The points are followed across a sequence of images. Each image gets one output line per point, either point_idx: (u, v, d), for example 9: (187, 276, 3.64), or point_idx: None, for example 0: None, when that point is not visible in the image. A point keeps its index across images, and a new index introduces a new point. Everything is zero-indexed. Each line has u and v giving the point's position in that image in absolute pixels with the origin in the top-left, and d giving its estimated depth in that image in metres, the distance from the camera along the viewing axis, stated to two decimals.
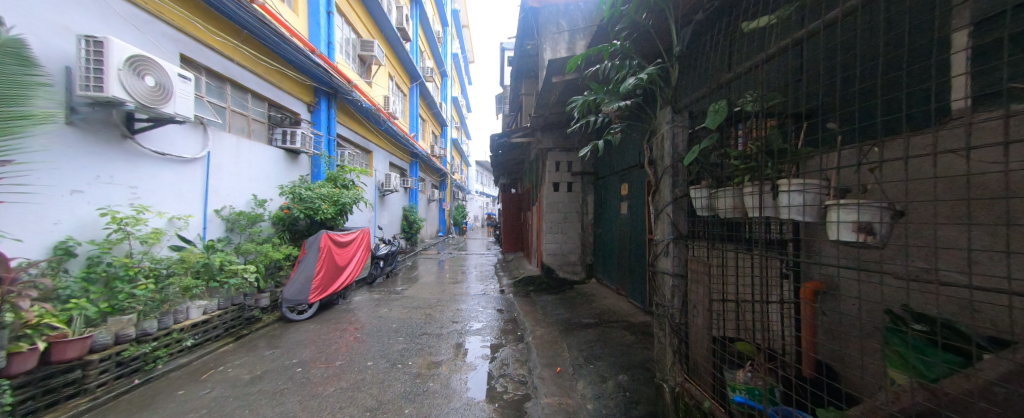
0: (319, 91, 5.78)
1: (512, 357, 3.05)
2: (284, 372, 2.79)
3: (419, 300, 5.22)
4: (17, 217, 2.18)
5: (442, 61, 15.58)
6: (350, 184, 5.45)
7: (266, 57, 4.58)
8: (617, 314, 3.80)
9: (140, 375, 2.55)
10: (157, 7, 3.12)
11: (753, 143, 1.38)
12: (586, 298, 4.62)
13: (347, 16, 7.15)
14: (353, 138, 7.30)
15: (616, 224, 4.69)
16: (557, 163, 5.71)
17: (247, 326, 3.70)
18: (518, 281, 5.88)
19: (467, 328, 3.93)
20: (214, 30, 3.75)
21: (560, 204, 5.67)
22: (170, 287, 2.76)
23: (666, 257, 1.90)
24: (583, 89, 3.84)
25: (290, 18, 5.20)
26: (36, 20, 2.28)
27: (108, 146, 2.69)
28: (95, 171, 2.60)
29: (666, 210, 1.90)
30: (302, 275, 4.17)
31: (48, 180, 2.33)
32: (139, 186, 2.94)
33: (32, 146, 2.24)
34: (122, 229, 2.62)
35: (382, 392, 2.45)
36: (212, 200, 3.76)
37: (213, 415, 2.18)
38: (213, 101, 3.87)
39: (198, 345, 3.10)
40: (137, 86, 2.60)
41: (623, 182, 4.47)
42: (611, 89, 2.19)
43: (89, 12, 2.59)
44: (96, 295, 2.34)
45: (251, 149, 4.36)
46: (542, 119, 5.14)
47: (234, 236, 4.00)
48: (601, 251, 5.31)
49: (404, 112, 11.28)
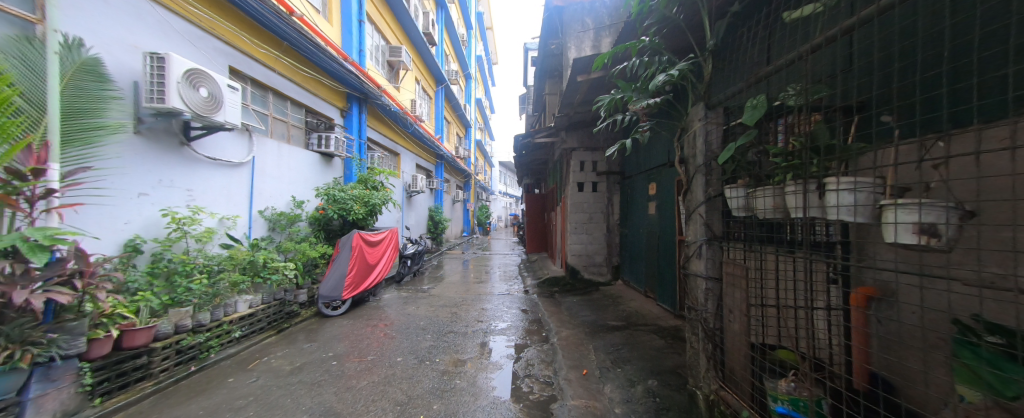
0: (352, 97, 6.03)
1: (538, 358, 3.05)
2: (321, 364, 2.94)
3: (445, 298, 5.33)
4: (96, 218, 2.42)
5: (467, 64, 15.83)
6: (379, 185, 5.72)
7: (304, 66, 4.84)
8: (645, 318, 3.70)
9: (196, 362, 2.78)
10: (209, 23, 3.38)
11: (797, 139, 1.30)
12: (612, 299, 4.53)
13: (377, 24, 7.43)
14: (382, 141, 7.58)
15: (644, 225, 4.57)
16: (582, 163, 5.65)
17: (287, 320, 3.94)
18: (542, 282, 5.86)
19: (492, 327, 3.97)
20: (258, 43, 4.01)
21: (585, 205, 5.59)
22: (221, 282, 2.99)
23: (699, 259, 1.84)
24: (609, 87, 3.77)
25: (325, 29, 5.47)
26: (110, 41, 2.54)
27: (169, 153, 2.95)
28: (158, 176, 2.86)
29: (698, 210, 1.84)
30: (336, 273, 4.38)
31: (120, 185, 2.59)
32: (194, 188, 3.21)
33: (107, 154, 2.49)
34: (180, 228, 2.87)
35: (411, 388, 2.52)
36: (257, 202, 4.03)
37: (260, 401, 2.34)
38: (257, 110, 4.15)
39: (245, 336, 3.34)
40: (194, 97, 2.85)
41: (651, 181, 4.35)
42: (639, 86, 2.13)
43: (152, 31, 2.85)
44: (159, 289, 2.57)
45: (290, 153, 4.63)
46: (567, 119, 5.09)
47: (276, 235, 4.27)
48: (628, 252, 5.19)
49: (430, 115, 11.54)
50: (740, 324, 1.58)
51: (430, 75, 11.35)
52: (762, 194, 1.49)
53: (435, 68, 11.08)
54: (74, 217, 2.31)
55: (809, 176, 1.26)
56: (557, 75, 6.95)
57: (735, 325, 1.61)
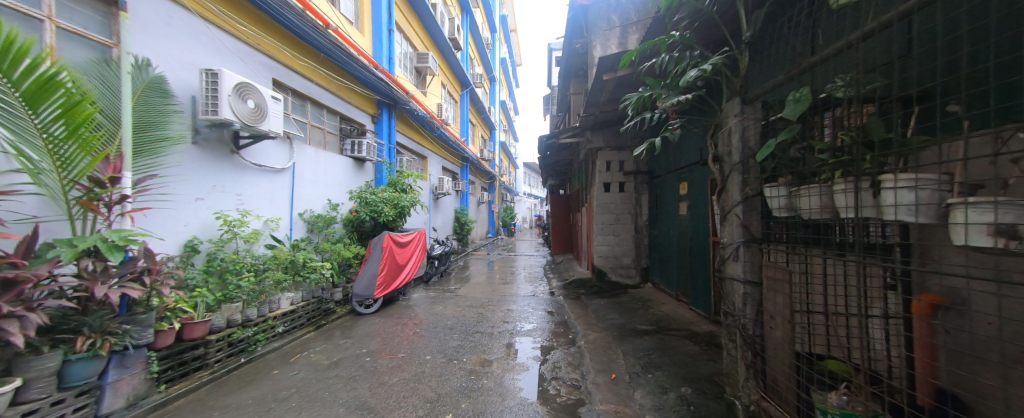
0: (382, 103, 6.27)
1: (564, 360, 3.02)
2: (356, 360, 3.08)
3: (472, 299, 5.40)
4: (162, 221, 2.67)
5: (491, 67, 16.03)
6: (408, 188, 5.92)
7: (339, 76, 5.09)
8: (678, 322, 3.56)
9: (245, 354, 3.00)
10: (255, 39, 3.65)
11: (846, 134, 1.21)
12: (641, 303, 4.40)
13: (405, 32, 7.69)
14: (410, 145, 7.82)
15: (675, 226, 4.41)
16: (608, 162, 5.54)
17: (324, 316, 4.16)
18: (568, 284, 5.81)
19: (518, 328, 3.98)
20: (298, 55, 4.28)
21: (612, 205, 5.48)
22: (266, 280, 3.20)
23: (735, 262, 1.76)
24: (636, 84, 3.67)
25: (357, 39, 5.73)
26: (172, 60, 2.81)
27: (221, 161, 3.21)
28: (212, 182, 3.11)
29: (735, 211, 1.75)
30: (368, 273, 4.56)
31: (181, 190, 2.84)
32: (243, 193, 3.47)
33: (170, 163, 2.75)
34: (232, 230, 3.12)
35: (440, 386, 2.58)
36: (297, 205, 4.30)
37: (301, 393, 2.48)
38: (297, 118, 4.41)
39: (287, 331, 3.56)
40: (243, 109, 3.08)
41: (682, 180, 4.19)
42: (669, 83, 2.05)
43: (207, 49, 3.12)
44: (214, 285, 2.80)
45: (327, 159, 4.88)
46: (592, 118, 5.00)
47: (314, 236, 4.52)
48: (657, 254, 5.03)
49: (455, 118, 11.75)
50: (783, 331, 1.49)
51: (455, 79, 11.57)
52: (807, 193, 1.41)
53: (460, 72, 11.29)
54: (144, 220, 2.56)
55: (861, 173, 1.17)
56: (582, 74, 6.88)
57: (778, 333, 1.52)
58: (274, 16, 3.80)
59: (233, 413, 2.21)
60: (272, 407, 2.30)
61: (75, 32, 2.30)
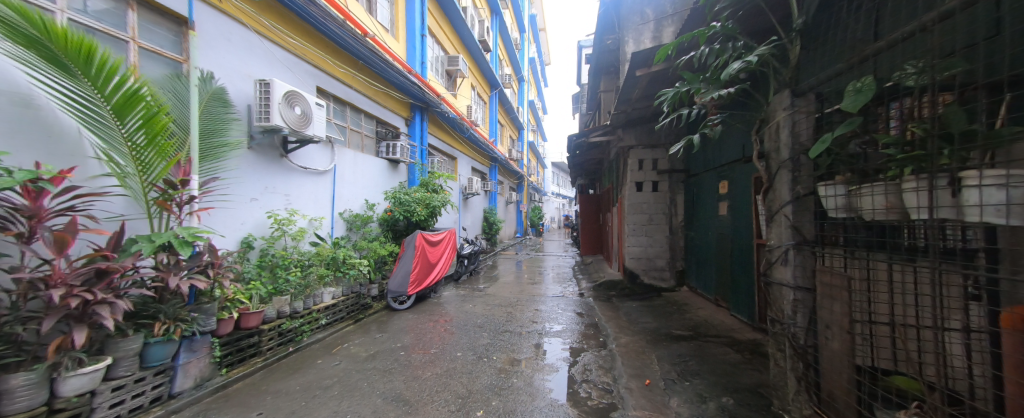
0: (415, 106, 6.48)
1: (595, 363, 2.97)
2: (391, 353, 3.21)
3: (501, 298, 5.45)
4: (223, 220, 2.93)
5: (520, 68, 16.09)
6: (439, 188, 6.08)
7: (376, 81, 5.33)
8: (717, 328, 3.38)
9: (293, 344, 3.23)
10: (301, 50, 3.91)
11: (917, 126, 1.09)
12: (677, 307, 4.23)
13: (437, 36, 7.90)
14: (441, 146, 8.03)
15: (714, 227, 4.19)
16: (641, 161, 5.38)
17: (362, 311, 4.38)
18: (598, 286, 5.69)
19: (547, 329, 3.96)
20: (339, 64, 4.53)
21: (645, 205, 5.31)
22: (311, 275, 3.42)
23: (784, 266, 1.65)
24: (671, 79, 3.53)
25: (392, 45, 5.97)
26: (232, 72, 3.07)
27: (272, 164, 3.47)
28: (264, 183, 3.37)
29: (784, 211, 1.64)
30: (402, 270, 4.73)
31: (239, 191, 3.11)
32: (291, 194, 3.73)
33: (229, 166, 3.01)
34: (281, 228, 3.36)
35: (470, 383, 2.63)
36: (338, 205, 4.56)
37: (342, 382, 2.63)
38: (338, 123, 4.67)
39: (329, 323, 3.78)
40: (291, 115, 3.31)
41: (722, 179, 3.98)
42: (709, 76, 1.94)
43: (261, 61, 3.38)
44: (266, 279, 3.03)
45: (364, 161, 5.13)
46: (624, 116, 4.87)
47: (353, 234, 4.77)
48: (694, 256, 4.80)
49: (485, 119, 11.90)
50: (841, 342, 1.38)
51: (485, 80, 11.72)
52: (870, 192, 1.31)
53: (490, 73, 11.41)
54: (209, 218, 2.83)
55: (936, 170, 1.06)
56: (613, 71, 6.73)
57: (834, 343, 1.41)
58: (318, 27, 4.05)
59: (283, 398, 2.38)
60: (317, 394, 2.45)
61: (153, 50, 2.59)
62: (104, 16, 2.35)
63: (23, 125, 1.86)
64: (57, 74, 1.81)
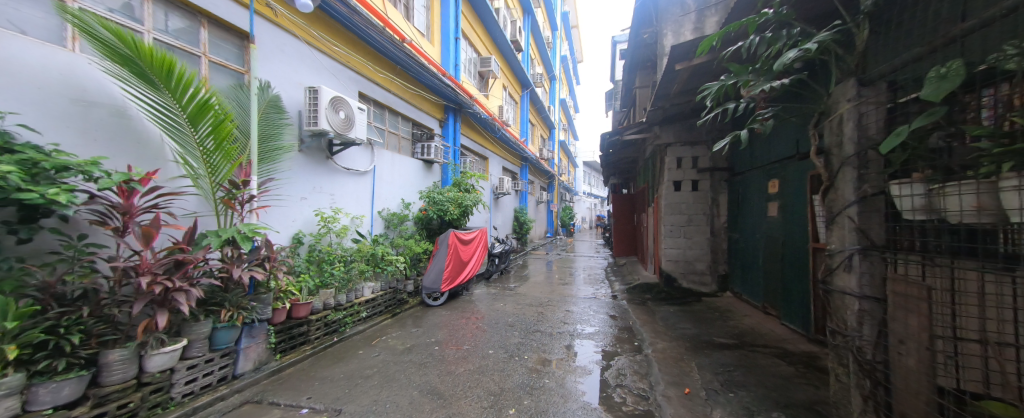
0: (448, 108, 6.65)
1: (630, 368, 2.87)
2: (426, 348, 3.32)
3: (531, 298, 5.46)
4: (278, 217, 3.18)
5: (552, 67, 15.98)
6: (471, 188, 6.20)
7: (412, 85, 5.52)
8: (766, 338, 3.14)
9: (337, 334, 3.44)
10: (345, 58, 4.14)
11: (1020, 114, 0.95)
12: (719, 313, 3.99)
13: (470, 39, 8.05)
14: (473, 146, 8.17)
15: (762, 229, 3.91)
16: (679, 159, 5.14)
17: (398, 305, 4.56)
18: (633, 288, 5.51)
19: (579, 331, 3.89)
20: (378, 69, 4.74)
21: (683, 206, 5.07)
22: (353, 269, 3.63)
23: (847, 273, 1.53)
24: (714, 72, 3.33)
25: (427, 49, 6.15)
26: (285, 81, 3.32)
27: (319, 165, 3.71)
28: (312, 184, 3.62)
29: (847, 212, 1.48)
30: (436, 267, 4.87)
31: (291, 191, 3.36)
32: (335, 193, 3.97)
33: (282, 168, 3.26)
34: (327, 225, 3.59)
35: (503, 380, 2.65)
36: (377, 204, 4.79)
37: (381, 373, 2.76)
38: (377, 126, 4.89)
39: (369, 316, 3.99)
40: (336, 119, 3.52)
41: (772, 177, 3.70)
42: (758, 67, 1.80)
43: (310, 69, 3.62)
44: (314, 273, 3.26)
45: (401, 162, 5.33)
46: (662, 112, 4.67)
47: (390, 232, 4.99)
48: (739, 260, 4.51)
49: (516, 119, 11.95)
50: (918, 359, 1.23)
51: (516, 80, 11.74)
52: (957, 190, 1.18)
53: (521, 73, 11.42)
54: (266, 215, 3.09)
55: None
56: (649, 66, 6.49)
57: (909, 360, 1.26)
58: (360, 36, 4.27)
59: (329, 385, 2.54)
60: (359, 383, 2.59)
61: (220, 63, 2.87)
62: (182, 34, 2.62)
63: (117, 133, 2.13)
64: (145, 87, 2.07)
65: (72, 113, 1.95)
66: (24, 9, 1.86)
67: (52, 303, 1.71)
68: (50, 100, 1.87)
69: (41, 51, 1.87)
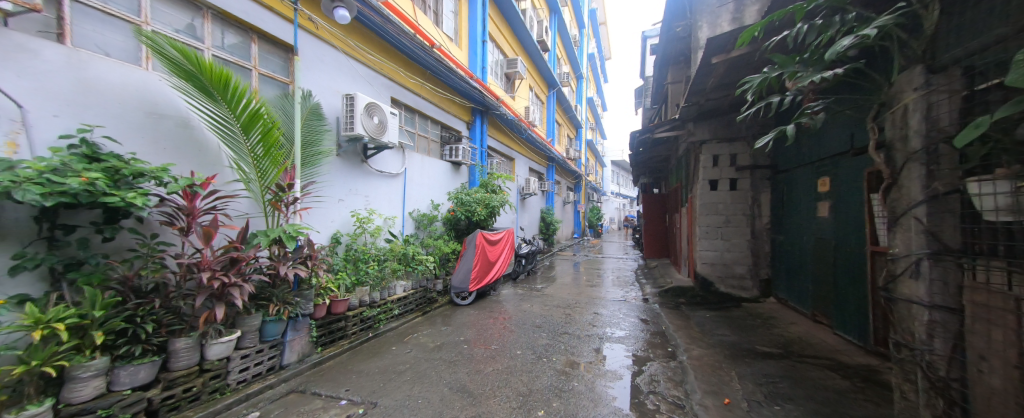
0: (476, 110, 6.74)
1: (664, 375, 2.77)
2: (456, 346, 3.38)
3: (559, 299, 5.41)
4: (318, 218, 3.37)
5: (579, 65, 15.77)
6: (498, 189, 6.26)
7: (441, 88, 5.65)
8: (816, 349, 2.91)
9: (371, 330, 3.58)
10: (378, 65, 4.31)
11: None
12: (762, 320, 3.75)
13: (497, 41, 8.12)
14: (500, 147, 8.23)
15: (811, 231, 3.63)
16: (716, 157, 4.88)
17: (429, 304, 4.68)
18: (665, 291, 5.31)
19: (609, 334, 3.80)
20: (409, 74, 4.89)
21: (720, 206, 4.82)
22: (386, 268, 3.77)
23: (915, 281, 1.36)
24: (755, 64, 3.14)
25: (455, 53, 6.28)
26: (324, 89, 3.51)
27: (355, 168, 3.89)
28: (348, 186, 3.80)
29: (915, 213, 1.34)
30: (464, 267, 4.95)
31: (329, 193, 3.54)
32: (370, 195, 4.14)
33: (322, 172, 3.45)
34: (363, 225, 3.76)
35: (531, 381, 2.65)
36: (408, 205, 4.94)
37: (413, 369, 2.84)
38: (408, 130, 5.06)
39: (401, 313, 4.12)
40: (371, 124, 3.67)
41: (822, 175, 3.43)
42: (806, 57, 1.67)
43: (346, 77, 3.80)
44: (351, 271, 3.42)
45: (431, 164, 5.48)
46: (697, 108, 4.47)
47: (420, 232, 5.13)
48: (783, 264, 4.21)
49: (542, 119, 11.91)
50: None
51: (543, 80, 11.70)
52: None
53: (548, 73, 11.35)
54: (308, 216, 3.28)
55: None
56: (683, 60, 6.24)
57: None
58: (392, 43, 4.43)
59: (365, 378, 2.65)
60: (392, 377, 2.68)
61: (268, 75, 3.09)
62: (236, 50, 2.85)
63: (182, 142, 2.35)
64: (205, 100, 2.27)
65: (147, 124, 2.18)
66: (108, 33, 2.12)
67: (131, 295, 1.91)
68: (128, 114, 2.10)
69: (122, 70, 2.10)
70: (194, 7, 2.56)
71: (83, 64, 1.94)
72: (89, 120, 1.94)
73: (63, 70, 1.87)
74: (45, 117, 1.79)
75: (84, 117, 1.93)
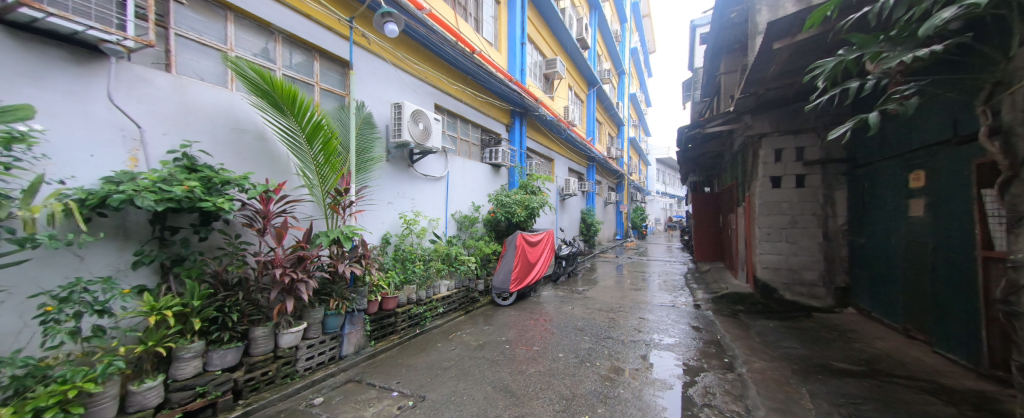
0: (515, 112, 6.80)
1: (720, 387, 2.56)
2: (498, 346, 3.42)
3: (601, 302, 5.26)
4: (370, 219, 3.62)
5: (621, 61, 15.26)
6: (537, 190, 6.26)
7: (481, 93, 5.78)
8: (910, 369, 2.53)
9: (418, 327, 3.75)
10: (423, 73, 4.51)
11: None
12: (837, 333, 3.34)
13: (535, 42, 8.12)
14: (539, 148, 8.22)
15: (900, 232, 3.16)
16: (778, 151, 4.46)
17: (471, 303, 4.79)
18: (719, 298, 4.93)
19: (657, 341, 3.62)
20: (452, 81, 5.07)
21: (786, 205, 4.40)
22: (431, 268, 3.94)
23: None
24: (827, 46, 2.81)
25: (495, 57, 6.40)
26: (375, 100, 3.75)
27: (402, 173, 4.12)
28: (397, 189, 4.02)
29: None
30: (505, 268, 5.01)
31: (379, 196, 3.78)
32: (416, 198, 4.35)
33: (374, 177, 3.69)
34: (410, 227, 3.96)
35: (574, 385, 2.60)
36: (451, 207, 5.12)
37: (457, 366, 2.93)
38: (450, 135, 5.24)
39: (446, 312, 4.27)
40: (416, 130, 3.86)
41: (915, 168, 2.98)
42: (894, 35, 1.47)
43: (394, 87, 4.03)
44: (400, 270, 3.62)
45: (471, 167, 5.63)
46: (755, 99, 4.10)
47: (462, 233, 5.28)
48: (865, 271, 3.72)
49: (581, 118, 11.70)
50: None
51: (582, 79, 11.50)
52: None
53: (588, 72, 11.14)
54: (362, 218, 3.53)
55: None
56: (737, 47, 5.77)
57: None
58: (435, 51, 4.62)
59: (414, 372, 2.78)
60: (438, 373, 2.79)
61: (328, 89, 3.38)
62: (301, 68, 3.15)
63: (259, 153, 2.65)
64: (277, 115, 2.53)
65: (232, 138, 2.49)
66: (203, 61, 2.46)
67: (220, 288, 2.19)
68: (218, 130, 2.41)
69: (213, 92, 2.42)
70: (267, 33, 2.88)
71: (185, 89, 2.27)
72: (189, 137, 2.26)
73: (170, 94, 2.19)
74: (157, 135, 2.11)
75: (185, 133, 2.25)
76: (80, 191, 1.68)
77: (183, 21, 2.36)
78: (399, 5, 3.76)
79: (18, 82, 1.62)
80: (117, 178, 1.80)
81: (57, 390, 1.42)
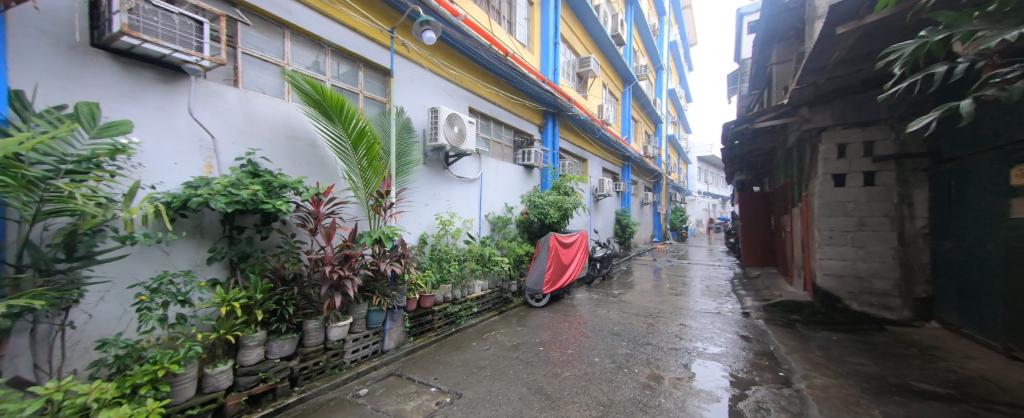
0: (548, 113, 6.76)
1: (775, 403, 2.36)
2: (532, 347, 3.41)
3: (638, 307, 5.07)
4: (409, 220, 3.77)
5: (659, 56, 14.67)
6: (570, 191, 6.21)
7: (514, 94, 5.81)
8: (1015, 395, 2.17)
9: (454, 325, 3.83)
10: (458, 78, 4.62)
11: None
12: (917, 349, 2.95)
13: (569, 41, 8.03)
14: (572, 148, 8.10)
15: (1000, 237, 2.73)
16: (842, 146, 4.04)
17: (504, 304, 4.83)
18: (771, 306, 4.56)
19: (701, 349, 3.41)
20: (485, 84, 5.15)
21: (850, 206, 3.97)
22: (465, 267, 4.03)
23: None
24: (904, 27, 2.50)
25: (528, 59, 6.41)
26: (413, 105, 3.90)
27: (439, 175, 4.25)
28: (433, 191, 4.15)
29: None
30: (538, 269, 4.99)
31: (417, 198, 3.92)
32: (451, 199, 4.47)
33: (412, 179, 3.84)
34: (445, 227, 4.07)
35: (612, 392, 2.52)
36: (485, 208, 5.20)
37: (492, 366, 2.95)
38: (484, 137, 5.32)
39: (480, 311, 4.33)
40: (451, 133, 3.95)
41: (1019, 163, 2.56)
42: (993, 10, 1.27)
43: (431, 92, 4.16)
44: (436, 269, 3.73)
45: (504, 168, 5.67)
46: (813, 90, 3.75)
47: (496, 234, 5.33)
48: (954, 280, 3.25)
49: (616, 117, 11.39)
50: None
51: (617, 76, 11.18)
52: None
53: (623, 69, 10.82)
54: (401, 219, 3.69)
55: None
56: (790, 35, 5.34)
57: None
58: (470, 56, 4.71)
59: (451, 370, 2.84)
60: (474, 372, 2.83)
61: (371, 97, 3.57)
62: (347, 77, 3.35)
63: (311, 159, 2.86)
64: (326, 122, 2.71)
65: (288, 145, 2.70)
66: (264, 76, 2.70)
67: (279, 283, 2.38)
68: (276, 138, 2.64)
69: (273, 103, 2.64)
70: (319, 47, 3.10)
71: (250, 101, 2.50)
72: (253, 145, 2.49)
73: (237, 107, 2.42)
74: (227, 145, 2.35)
75: (250, 142, 2.48)
76: (168, 195, 1.91)
77: (248, 41, 2.61)
78: (435, 13, 3.88)
79: (120, 101, 1.88)
80: (196, 183, 2.03)
81: (150, 369, 1.62)
